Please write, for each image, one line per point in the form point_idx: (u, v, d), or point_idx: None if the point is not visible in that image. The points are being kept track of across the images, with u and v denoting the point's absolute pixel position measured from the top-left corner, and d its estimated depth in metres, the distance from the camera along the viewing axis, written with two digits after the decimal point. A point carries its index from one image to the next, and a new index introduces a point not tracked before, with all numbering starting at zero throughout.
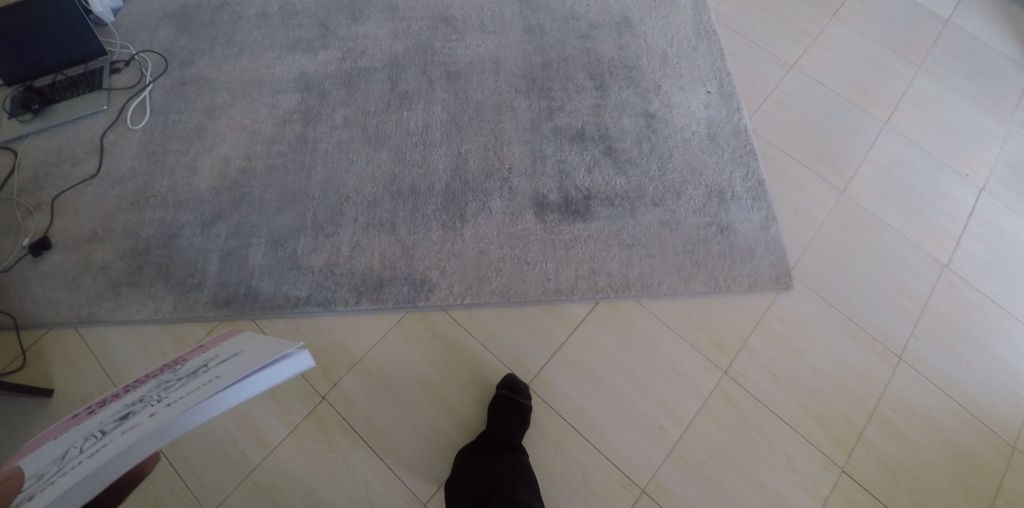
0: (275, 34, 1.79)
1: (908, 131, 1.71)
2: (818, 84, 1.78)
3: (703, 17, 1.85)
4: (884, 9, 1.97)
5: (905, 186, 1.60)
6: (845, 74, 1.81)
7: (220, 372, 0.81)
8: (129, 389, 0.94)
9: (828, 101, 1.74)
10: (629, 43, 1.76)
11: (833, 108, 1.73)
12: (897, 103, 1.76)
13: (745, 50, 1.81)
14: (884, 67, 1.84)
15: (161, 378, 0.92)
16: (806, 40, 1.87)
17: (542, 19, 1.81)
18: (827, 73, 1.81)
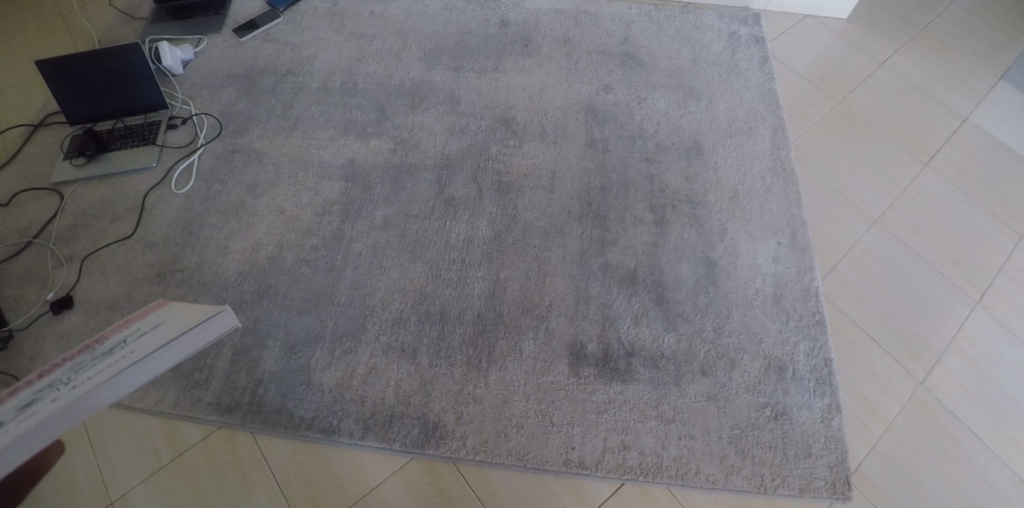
0: (331, 112, 1.75)
1: (1007, 316, 1.49)
2: (902, 246, 1.59)
3: (782, 151, 1.67)
4: (988, 160, 1.74)
5: (990, 384, 1.40)
6: (934, 236, 1.61)
7: (139, 343, 0.99)
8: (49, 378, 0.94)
9: (912, 269, 1.56)
10: (697, 174, 1.61)
11: (916, 279, 1.54)
12: (994, 279, 1.55)
13: (824, 197, 1.64)
14: (981, 230, 1.62)
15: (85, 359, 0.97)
16: (892, 191, 1.67)
17: (608, 131, 1.68)
18: (913, 233, 1.61)
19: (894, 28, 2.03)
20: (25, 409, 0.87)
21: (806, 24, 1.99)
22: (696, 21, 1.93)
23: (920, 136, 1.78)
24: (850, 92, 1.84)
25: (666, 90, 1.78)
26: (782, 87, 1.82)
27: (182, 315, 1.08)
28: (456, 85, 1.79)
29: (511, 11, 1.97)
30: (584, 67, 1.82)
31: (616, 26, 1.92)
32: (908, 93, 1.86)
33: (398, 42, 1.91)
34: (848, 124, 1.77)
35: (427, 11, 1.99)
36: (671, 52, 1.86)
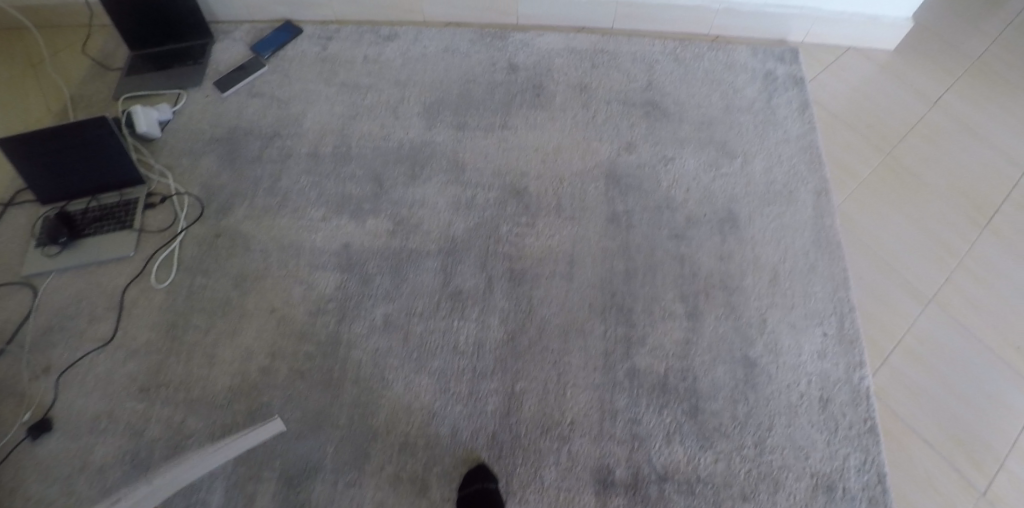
0: (324, 184, 1.59)
1: None
2: (961, 329, 1.41)
3: (825, 219, 1.51)
4: None
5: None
6: (997, 314, 1.44)
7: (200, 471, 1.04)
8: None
9: (972, 356, 1.39)
10: (732, 253, 1.44)
11: (977, 368, 1.38)
12: None
13: (872, 272, 1.46)
14: None
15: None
16: (950, 260, 1.49)
17: (631, 202, 1.51)
18: (973, 312, 1.44)
19: (945, 59, 1.83)
20: None
21: (850, 59, 1.80)
22: (728, 59, 1.75)
23: (979, 191, 1.59)
24: (900, 141, 1.65)
25: (695, 148, 1.60)
26: (824, 138, 1.64)
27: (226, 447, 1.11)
28: (460, 147, 1.61)
29: (520, 52, 1.77)
30: (603, 120, 1.64)
31: (638, 68, 1.73)
32: (963, 140, 1.67)
33: (396, 94, 1.72)
34: (898, 180, 1.59)
35: (427, 54, 1.79)
36: (700, 99, 1.68)
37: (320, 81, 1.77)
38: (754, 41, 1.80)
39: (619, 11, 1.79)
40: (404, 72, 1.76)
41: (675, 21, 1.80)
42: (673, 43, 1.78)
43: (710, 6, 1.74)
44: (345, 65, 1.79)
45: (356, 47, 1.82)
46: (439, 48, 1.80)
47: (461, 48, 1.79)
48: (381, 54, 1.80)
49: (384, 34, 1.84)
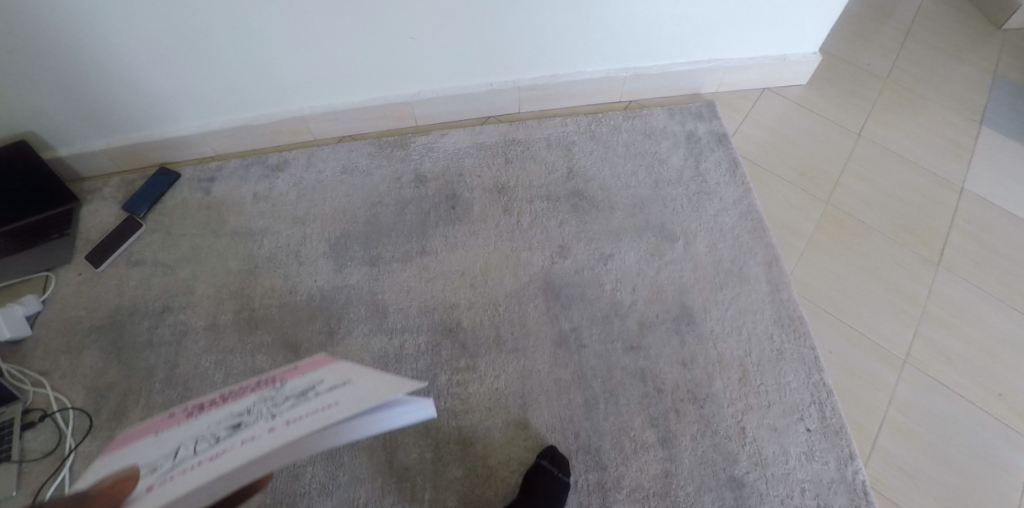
0: (230, 362, 1.37)
1: None
2: (939, 388, 1.33)
3: (781, 293, 1.40)
4: (1004, 240, 1.50)
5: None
6: (968, 361, 1.37)
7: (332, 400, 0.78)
8: (228, 397, 0.88)
9: (959, 417, 1.30)
10: (695, 355, 1.33)
11: (965, 429, 1.29)
12: None
13: (841, 345, 1.37)
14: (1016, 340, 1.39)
15: (266, 390, 0.85)
16: (912, 312, 1.41)
17: (577, 316, 1.37)
18: (945, 365, 1.36)
19: (860, 84, 1.76)
20: (233, 432, 0.78)
21: (766, 102, 1.70)
22: (646, 126, 1.64)
23: (924, 225, 1.52)
24: (837, 184, 1.56)
25: (632, 236, 1.47)
26: (760, 199, 1.53)
27: (372, 378, 0.82)
28: (377, 284, 1.43)
29: (426, 159, 1.61)
30: (529, 224, 1.49)
31: (555, 156, 1.60)
32: (897, 171, 1.60)
33: (297, 233, 1.52)
34: (843, 232, 1.49)
35: (325, 181, 1.60)
36: (626, 179, 1.56)
37: (210, 234, 1.54)
38: (668, 102, 1.69)
39: (523, 95, 1.65)
40: (301, 205, 1.56)
41: (584, 95, 1.67)
42: (586, 118, 1.66)
43: (617, 74, 1.63)
44: (236, 209, 1.57)
45: (244, 185, 1.61)
46: (337, 170, 1.61)
47: (361, 166, 1.61)
48: (274, 187, 1.60)
49: (274, 163, 1.64)
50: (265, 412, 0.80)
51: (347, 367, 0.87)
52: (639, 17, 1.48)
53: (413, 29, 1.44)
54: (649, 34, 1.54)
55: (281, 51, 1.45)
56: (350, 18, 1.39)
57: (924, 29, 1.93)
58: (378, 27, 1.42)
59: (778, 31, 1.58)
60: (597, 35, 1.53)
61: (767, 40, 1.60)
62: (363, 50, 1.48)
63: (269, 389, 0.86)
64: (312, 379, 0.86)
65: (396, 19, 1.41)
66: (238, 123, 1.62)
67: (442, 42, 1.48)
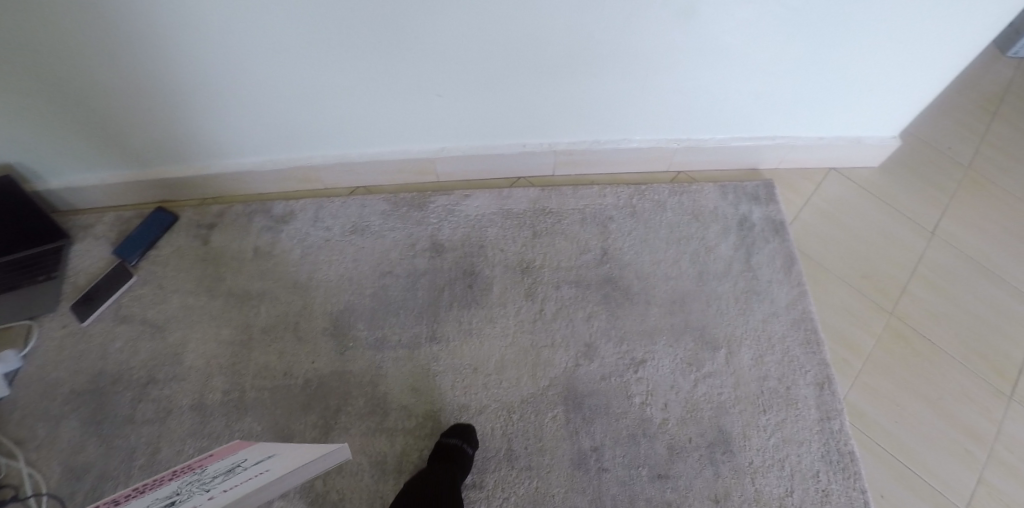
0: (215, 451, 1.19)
1: None
2: None
3: (832, 422, 1.24)
4: None
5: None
6: None
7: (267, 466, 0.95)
8: (140, 489, 0.96)
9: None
10: (729, 491, 1.18)
11: None
12: None
13: (896, 487, 1.20)
14: None
15: (188, 476, 0.97)
16: (975, 452, 1.23)
17: (600, 432, 1.23)
18: None
19: (939, 169, 1.54)
20: None
21: (830, 186, 1.52)
22: (694, 205, 1.46)
23: (994, 344, 1.33)
24: (903, 292, 1.38)
25: (668, 339, 1.32)
26: (815, 304, 1.36)
27: (293, 450, 1.00)
28: (380, 372, 1.29)
29: (445, 224, 1.46)
30: (553, 314, 1.34)
31: (588, 233, 1.44)
32: (976, 279, 1.40)
33: (300, 302, 1.37)
34: (907, 351, 1.32)
35: (332, 241, 1.45)
36: (667, 268, 1.39)
37: (205, 292, 1.37)
38: (723, 177, 1.52)
39: (559, 158, 1.48)
40: (307, 268, 1.42)
41: (628, 164, 1.50)
42: (627, 189, 1.49)
43: (666, 145, 1.45)
44: (236, 265, 1.41)
45: (247, 238, 1.45)
46: (347, 228, 1.47)
47: (374, 226, 1.47)
48: (279, 243, 1.45)
49: (280, 215, 1.49)
50: (204, 485, 0.92)
51: (266, 450, 1.04)
52: (705, 90, 1.31)
53: (443, 86, 1.28)
54: (707, 109, 1.36)
55: (294, 102, 1.29)
56: (372, 73, 1.23)
57: (1014, 99, 1.67)
58: (404, 82, 1.26)
59: (852, 115, 1.39)
60: (647, 105, 1.35)
61: (839, 122, 1.41)
62: (384, 104, 1.32)
63: (190, 476, 0.98)
64: (235, 459, 1.01)
65: (424, 75, 1.24)
66: (244, 169, 1.46)
67: (472, 101, 1.33)
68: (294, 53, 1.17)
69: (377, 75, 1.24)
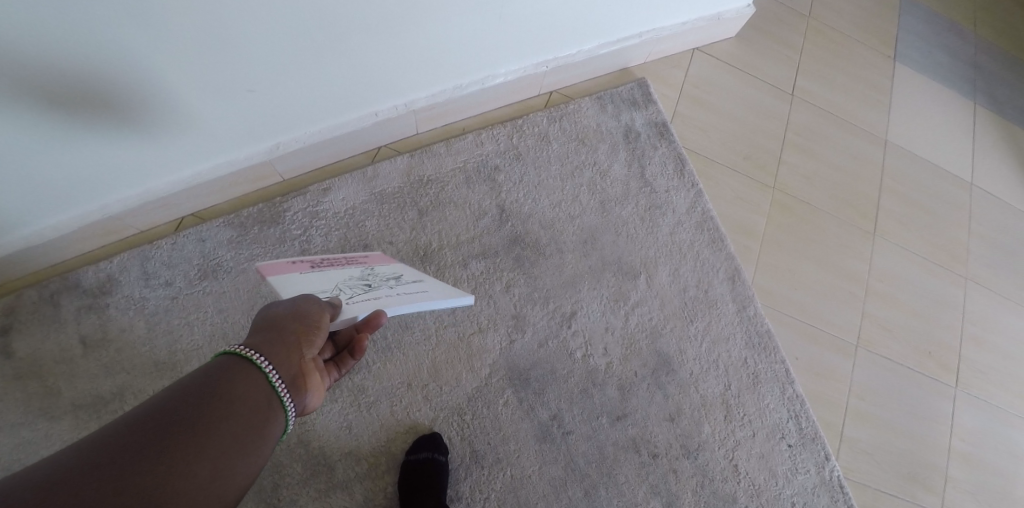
0: None
1: (986, 390, 1.40)
2: (887, 360, 1.38)
3: (748, 309, 1.32)
4: (910, 186, 1.55)
5: (1002, 493, 1.32)
6: (904, 324, 1.42)
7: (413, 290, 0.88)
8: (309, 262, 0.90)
9: (905, 386, 1.36)
10: (680, 406, 1.24)
11: (906, 391, 1.36)
12: (961, 348, 1.43)
13: (802, 341, 1.35)
14: (933, 289, 1.46)
15: (351, 268, 0.92)
16: (857, 288, 1.41)
17: (553, 399, 1.20)
18: (888, 334, 1.40)
19: (783, 27, 1.65)
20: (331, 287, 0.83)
21: (696, 69, 1.54)
22: (577, 128, 1.39)
23: (852, 188, 1.51)
24: (780, 163, 1.48)
25: (591, 282, 1.28)
26: (711, 201, 1.40)
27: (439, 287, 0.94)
28: (306, 425, 1.14)
29: (314, 231, 1.23)
30: (470, 297, 1.23)
31: (478, 193, 1.30)
32: (831, 132, 1.56)
33: (172, 384, 1.15)
34: (789, 216, 1.44)
35: (182, 296, 1.18)
36: (568, 207, 1.32)
37: (40, 417, 1.10)
38: (595, 86, 1.46)
39: (420, 116, 1.29)
40: (161, 341, 1.16)
41: (495, 100, 1.37)
42: (505, 128, 1.36)
43: (535, 70, 1.34)
44: (67, 369, 1.14)
45: (62, 332, 1.15)
46: (192, 275, 1.19)
47: (227, 262, 1.20)
48: (108, 323, 1.16)
49: (93, 288, 1.18)
50: (365, 284, 0.88)
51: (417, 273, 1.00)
52: (566, 5, 1.19)
53: (256, 77, 1.00)
54: (580, 21, 1.27)
55: (70, 144, 0.96)
56: (155, 82, 0.92)
57: None
58: (202, 85, 0.96)
59: None
60: (518, 34, 1.22)
61: (701, 5, 1.41)
62: (185, 118, 1.01)
63: (356, 265, 0.95)
64: (392, 271, 0.97)
65: (227, 69, 0.96)
66: (24, 244, 1.12)
67: (295, 85, 1.05)
68: (34, 79, 0.84)
69: (163, 84, 0.93)
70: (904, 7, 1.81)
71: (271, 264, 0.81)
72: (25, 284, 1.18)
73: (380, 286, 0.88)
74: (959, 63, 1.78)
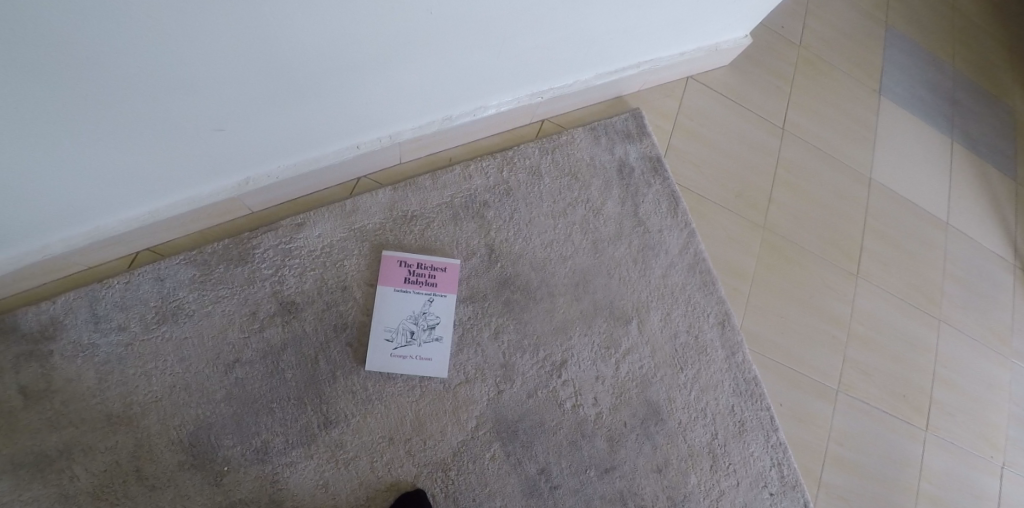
0: None
1: (952, 432, 1.41)
2: (861, 405, 1.37)
3: (737, 355, 1.30)
4: (891, 224, 1.53)
5: None
6: (880, 367, 1.41)
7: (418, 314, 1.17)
8: (413, 261, 1.19)
9: (881, 431, 1.37)
10: (668, 457, 1.22)
11: (879, 436, 1.36)
12: (932, 390, 1.43)
13: (785, 386, 1.33)
14: (910, 330, 1.45)
15: (425, 286, 1.19)
16: (837, 331, 1.40)
17: (542, 452, 1.16)
18: (863, 378, 1.39)
19: (780, 58, 1.59)
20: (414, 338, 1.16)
21: (691, 99, 1.47)
22: (569, 161, 1.32)
23: (838, 226, 1.48)
24: (771, 202, 1.44)
25: (582, 328, 1.24)
26: (703, 241, 1.36)
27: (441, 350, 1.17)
28: (279, 484, 1.07)
29: (286, 271, 1.15)
30: (457, 344, 1.18)
31: (467, 231, 1.24)
32: (820, 167, 1.52)
33: (128, 440, 1.05)
34: (776, 256, 1.41)
35: (137, 343, 1.08)
36: (560, 247, 1.27)
37: None
38: (588, 115, 1.39)
39: (404, 147, 1.21)
40: (115, 392, 1.06)
41: (484, 129, 1.29)
42: (494, 161, 1.29)
43: (528, 101, 1.27)
44: (5, 423, 1.02)
45: None
46: (149, 319, 1.09)
47: (189, 304, 1.11)
48: (53, 373, 1.05)
49: (34, 332, 1.05)
50: (416, 337, 1.16)
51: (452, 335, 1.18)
52: (566, 39, 1.13)
53: (223, 115, 0.91)
54: (578, 55, 1.21)
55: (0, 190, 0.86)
56: (106, 119, 0.83)
57: None
58: (160, 122, 0.87)
59: (714, 26, 1.34)
60: (512, 66, 1.14)
61: (699, 37, 1.36)
62: (141, 155, 0.92)
63: (440, 300, 1.19)
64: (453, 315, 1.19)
65: (190, 105, 0.87)
66: None
67: (273, 122, 0.98)
68: None
69: (115, 121, 0.84)
70: (896, 31, 1.76)
71: (389, 256, 1.19)
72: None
73: (419, 335, 1.16)
74: (949, 89, 1.75)
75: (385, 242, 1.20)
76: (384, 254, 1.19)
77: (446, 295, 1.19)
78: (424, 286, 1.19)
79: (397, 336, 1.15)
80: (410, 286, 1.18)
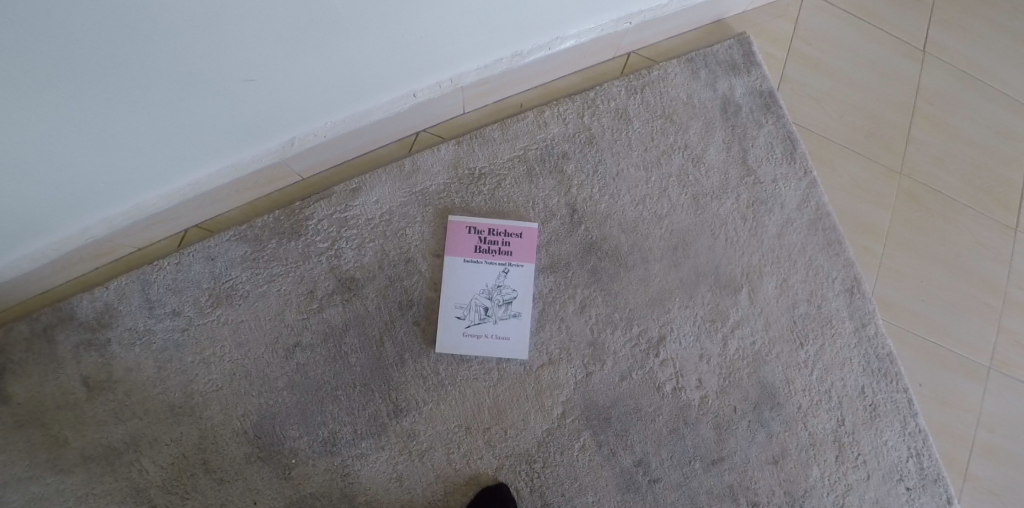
0: None
1: None
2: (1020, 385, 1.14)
3: (869, 328, 1.09)
4: None
5: None
6: None
7: (493, 289, 1.02)
8: (485, 228, 1.04)
9: None
10: (786, 446, 1.04)
11: None
12: None
13: (925, 363, 1.12)
14: None
15: (500, 256, 1.03)
16: (992, 297, 1.15)
17: (639, 442, 1.02)
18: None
19: None
20: (489, 316, 1.01)
21: (811, 19, 1.20)
22: (663, 102, 1.11)
23: (997, 169, 1.19)
24: (908, 141, 1.18)
25: (682, 299, 1.06)
26: (826, 192, 1.13)
27: (519, 330, 1.02)
28: (350, 478, 0.97)
29: (344, 244, 1.02)
30: (538, 321, 1.03)
31: (545, 190, 1.07)
32: (975, 97, 1.21)
33: (193, 432, 0.97)
34: (915, 208, 1.16)
35: (193, 328, 0.98)
36: (654, 204, 1.08)
37: (49, 470, 0.94)
38: (684, 45, 1.15)
39: (467, 93, 1.03)
40: (175, 382, 0.97)
41: (561, 67, 1.09)
42: (574, 105, 1.09)
43: (614, 29, 1.05)
44: (70, 415, 0.96)
45: (61, 373, 0.96)
46: (204, 303, 0.99)
47: (243, 285, 1.00)
48: (113, 362, 0.97)
49: (91, 320, 0.97)
50: (490, 316, 1.01)
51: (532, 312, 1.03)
52: None
53: (252, 62, 0.75)
54: None
55: (23, 170, 0.75)
56: (118, 78, 0.68)
57: None
58: (180, 75, 0.72)
59: None
60: None
61: None
62: (165, 120, 0.78)
63: (516, 271, 1.03)
64: (532, 290, 1.03)
65: (209, 54, 0.70)
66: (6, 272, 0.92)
67: (315, 67, 0.81)
68: None
69: (131, 81, 0.70)
70: None
71: (457, 222, 1.04)
72: (14, 315, 0.98)
73: (494, 312, 1.02)
74: None
75: (451, 205, 1.05)
76: (451, 220, 1.04)
77: (522, 265, 1.03)
78: (498, 255, 1.03)
79: (468, 317, 1.01)
80: (482, 256, 1.03)
